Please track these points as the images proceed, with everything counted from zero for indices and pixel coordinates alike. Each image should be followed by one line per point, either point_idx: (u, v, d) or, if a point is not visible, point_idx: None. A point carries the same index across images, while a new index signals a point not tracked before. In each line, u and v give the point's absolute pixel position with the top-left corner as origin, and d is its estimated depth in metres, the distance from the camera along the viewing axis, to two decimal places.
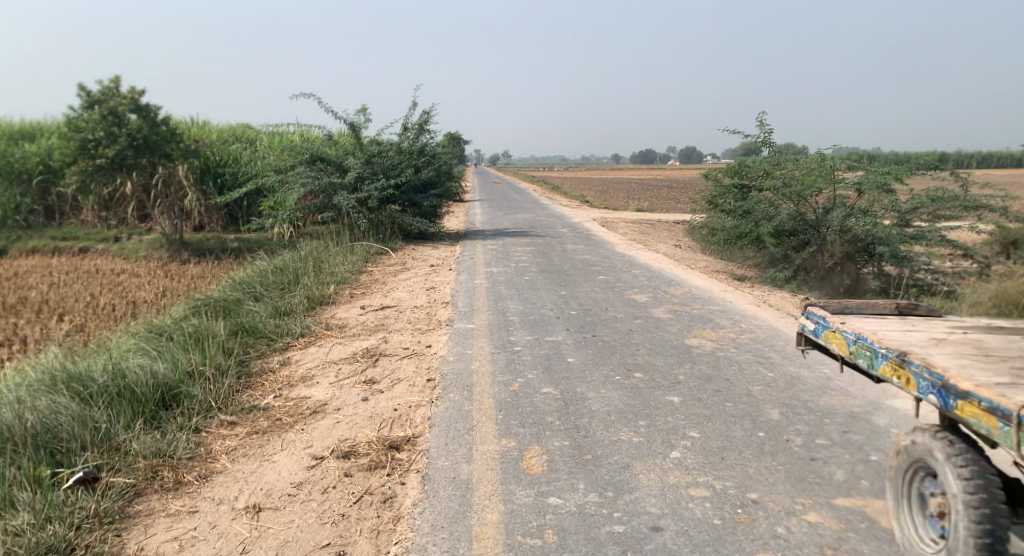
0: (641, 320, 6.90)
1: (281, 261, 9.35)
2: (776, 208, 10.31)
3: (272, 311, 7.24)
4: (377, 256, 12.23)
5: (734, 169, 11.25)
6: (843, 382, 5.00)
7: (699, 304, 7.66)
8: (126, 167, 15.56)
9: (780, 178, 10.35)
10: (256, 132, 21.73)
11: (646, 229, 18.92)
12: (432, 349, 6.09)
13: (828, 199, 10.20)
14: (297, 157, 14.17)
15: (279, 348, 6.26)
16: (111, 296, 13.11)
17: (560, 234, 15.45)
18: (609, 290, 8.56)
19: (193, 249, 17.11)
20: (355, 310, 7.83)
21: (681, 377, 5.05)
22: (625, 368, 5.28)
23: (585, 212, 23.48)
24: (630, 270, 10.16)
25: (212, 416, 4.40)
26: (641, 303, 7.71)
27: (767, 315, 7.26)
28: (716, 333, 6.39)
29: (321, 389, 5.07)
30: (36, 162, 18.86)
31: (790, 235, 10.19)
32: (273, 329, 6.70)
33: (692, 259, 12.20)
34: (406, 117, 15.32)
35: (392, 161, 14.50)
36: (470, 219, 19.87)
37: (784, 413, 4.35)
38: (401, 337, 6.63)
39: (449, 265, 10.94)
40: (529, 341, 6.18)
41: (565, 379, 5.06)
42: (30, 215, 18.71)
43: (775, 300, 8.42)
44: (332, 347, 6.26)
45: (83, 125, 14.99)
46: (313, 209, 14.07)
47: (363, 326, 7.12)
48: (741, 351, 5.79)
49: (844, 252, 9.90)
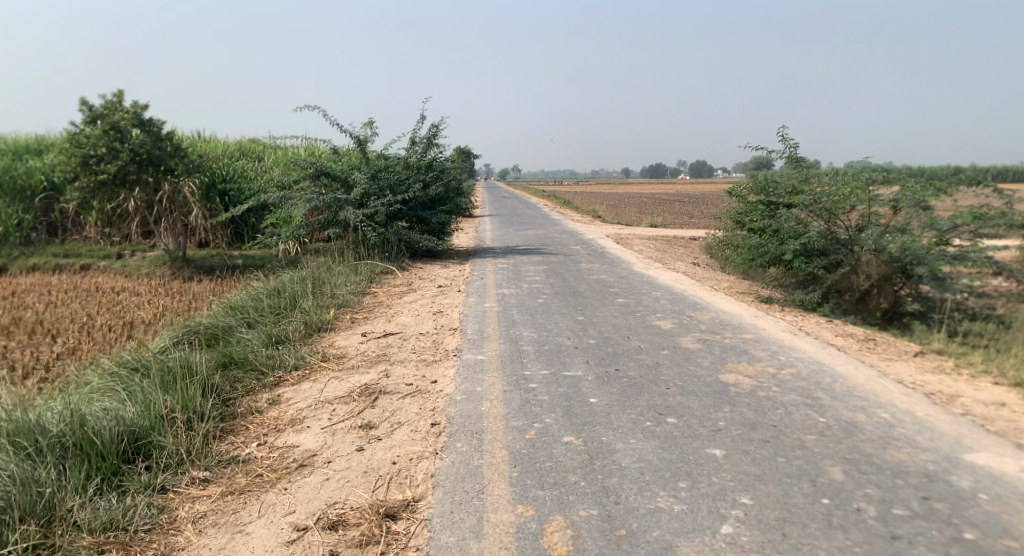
0: (668, 352, 6.25)
1: (279, 284, 8.80)
2: (806, 226, 9.78)
3: (265, 340, 6.69)
4: (382, 275, 11.67)
5: (760, 185, 10.57)
6: (909, 431, 4.33)
7: (730, 332, 7.01)
8: (128, 182, 15.13)
9: (810, 193, 9.85)
10: (264, 147, 21.36)
11: (663, 245, 18.30)
12: (437, 386, 5.47)
13: (861, 215, 9.66)
14: (302, 172, 13.67)
15: (269, 383, 5.68)
16: (109, 316, 12.63)
17: (573, 252, 14.88)
18: (629, 315, 7.94)
19: (197, 267, 16.65)
20: (355, 338, 7.24)
21: (721, 424, 4.43)
22: (656, 412, 4.64)
23: (597, 228, 22.88)
24: (651, 292, 9.53)
25: (183, 472, 3.83)
26: (666, 331, 7.07)
27: (806, 345, 6.58)
28: (754, 368, 5.73)
29: (310, 436, 4.47)
30: (39, 178, 18.61)
31: (821, 254, 9.71)
32: (264, 361, 6.13)
33: (714, 279, 11.56)
34: (414, 131, 14.80)
35: (399, 176, 13.96)
36: (479, 235, 19.33)
37: (847, 472, 3.70)
38: (403, 370, 6.03)
39: (457, 287, 10.35)
40: (546, 377, 5.56)
41: (588, 425, 4.42)
42: (32, 232, 18.34)
43: (811, 327, 7.76)
44: (327, 382, 5.68)
45: (86, 140, 14.58)
46: (318, 226, 13.40)
47: (364, 357, 6.52)
48: (785, 392, 5.14)
49: (880, 273, 9.12)
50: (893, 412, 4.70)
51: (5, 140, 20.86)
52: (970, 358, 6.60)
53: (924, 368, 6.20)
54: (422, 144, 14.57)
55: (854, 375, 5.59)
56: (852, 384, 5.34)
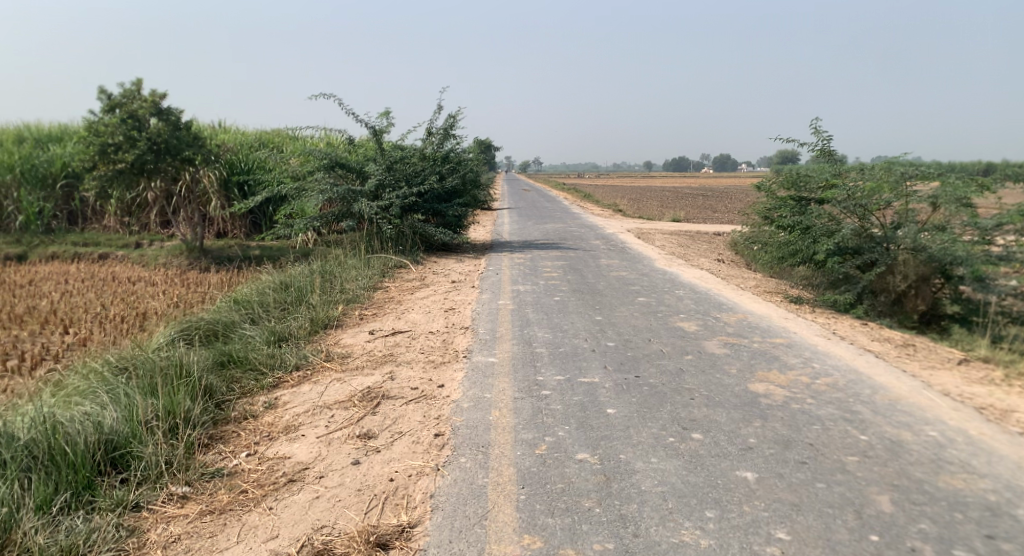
0: (692, 358, 5.82)
1: (288, 278, 8.53)
2: (839, 223, 9.23)
3: (267, 338, 6.41)
4: (395, 269, 11.36)
5: (791, 180, 9.99)
6: (962, 453, 3.85)
7: (759, 336, 6.57)
8: (146, 172, 15.00)
9: (843, 189, 9.25)
10: (282, 138, 21.20)
11: (685, 241, 17.77)
12: (444, 391, 5.12)
13: (897, 213, 9.03)
14: (316, 162, 13.38)
15: (268, 385, 5.39)
16: (122, 306, 12.50)
17: (593, 247, 14.45)
18: (651, 316, 7.52)
19: (213, 257, 16.52)
20: (362, 336, 6.92)
21: (752, 442, 4.02)
22: (680, 427, 4.24)
23: (618, 222, 22.41)
24: (674, 290, 9.10)
25: (160, 486, 3.54)
26: (690, 334, 6.64)
27: (841, 352, 6.10)
28: (787, 377, 5.29)
29: (304, 446, 4.15)
30: (60, 166, 18.58)
31: (854, 253, 9.16)
32: (264, 360, 5.84)
33: (740, 277, 11.07)
34: (430, 122, 14.48)
35: (414, 168, 13.64)
36: (496, 229, 18.93)
37: (898, 503, 3.26)
38: (409, 373, 5.69)
39: (472, 282, 10.01)
40: (560, 383, 5.18)
41: (604, 440, 4.04)
42: (53, 220, 18.36)
43: (846, 330, 7.28)
44: (328, 385, 5.35)
45: (103, 129, 14.45)
46: (332, 218, 13.18)
47: (369, 357, 6.20)
48: (821, 405, 4.69)
49: (918, 273, 8.56)
50: (944, 430, 4.23)
51: (28, 128, 20.92)
52: (1021, 367, 6.07)
53: (971, 378, 5.70)
54: (439, 135, 14.24)
55: (896, 386, 5.11)
56: (895, 396, 4.87)
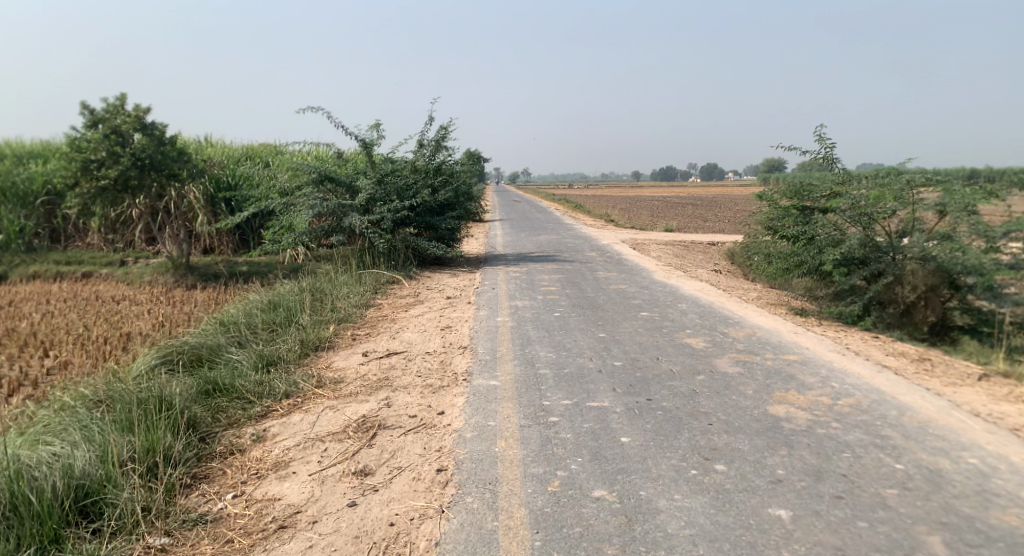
0: (704, 378, 5.53)
1: (276, 298, 8.18)
2: (844, 233, 8.99)
3: (256, 363, 6.07)
4: (388, 285, 11.03)
5: (794, 190, 9.55)
6: (1009, 483, 3.57)
7: (771, 353, 6.29)
8: (130, 188, 14.60)
9: (849, 198, 8.99)
10: (269, 151, 20.84)
11: (681, 251, 17.55)
12: (445, 418, 4.80)
13: (904, 221, 8.83)
14: (304, 177, 13.03)
15: (256, 415, 5.04)
16: (106, 327, 12.07)
17: (589, 259, 14.19)
18: (655, 332, 7.24)
19: (200, 274, 16.12)
20: (356, 358, 6.59)
21: (780, 474, 3.73)
22: (702, 458, 3.94)
23: (613, 233, 22.17)
24: (676, 304, 8.84)
25: (136, 537, 3.18)
26: (699, 351, 6.36)
27: (858, 369, 5.83)
28: (806, 398, 5.01)
29: (295, 485, 3.81)
30: (42, 183, 18.13)
31: (861, 263, 8.91)
32: (252, 388, 5.50)
33: (742, 289, 10.83)
34: (422, 134, 14.21)
35: (406, 181, 13.33)
36: (489, 241, 18.63)
37: (952, 544, 2.97)
38: (406, 398, 5.35)
39: (467, 298, 9.69)
40: (568, 408, 4.87)
41: (621, 474, 3.73)
42: (35, 239, 17.89)
43: (858, 345, 7.02)
44: (320, 414, 5.01)
45: (86, 145, 14.07)
46: (321, 233, 12.81)
47: (363, 382, 5.87)
48: (847, 429, 4.41)
49: (927, 284, 8.31)
50: (983, 457, 3.95)
51: (9, 145, 20.44)
52: None
53: (997, 395, 5.43)
54: (430, 146, 13.97)
55: (923, 407, 4.84)
56: (924, 418, 4.59)
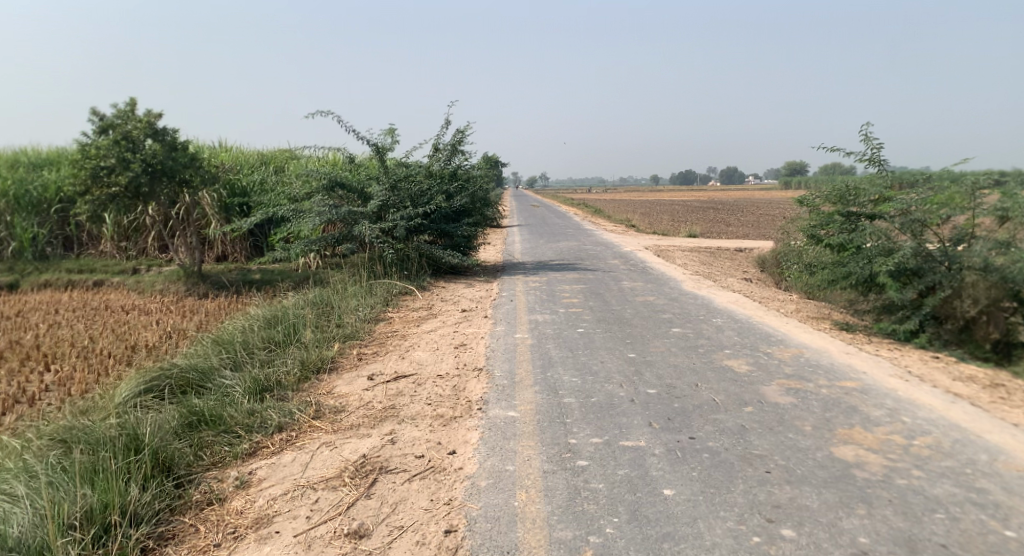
0: (753, 410, 4.83)
1: (279, 313, 7.65)
2: (894, 243, 8.07)
3: (249, 391, 5.53)
4: (400, 297, 10.45)
5: (838, 194, 8.68)
6: None
7: (824, 379, 5.57)
8: (142, 195, 14.21)
9: (900, 202, 8.11)
10: (284, 156, 20.42)
11: (707, 258, 16.77)
12: (456, 461, 4.17)
13: (958, 228, 8.00)
14: (314, 183, 12.50)
15: (243, 453, 4.46)
16: (112, 338, 11.62)
17: (612, 267, 13.50)
18: (691, 352, 6.56)
19: (212, 282, 15.71)
20: (361, 383, 5.99)
21: (866, 544, 3.03)
22: (764, 520, 3.26)
23: (634, 239, 21.42)
24: (711, 319, 8.14)
25: None
26: (744, 377, 5.66)
27: (928, 397, 5.08)
28: (875, 437, 4.29)
29: (276, 551, 3.20)
30: (56, 190, 17.88)
31: (914, 274, 8.01)
32: (241, 420, 4.93)
33: (779, 301, 10.09)
34: (437, 138, 13.63)
35: (420, 187, 12.75)
36: (506, 249, 17.99)
37: None
38: (414, 433, 4.74)
39: (484, 311, 9.06)
40: (598, 449, 4.21)
41: (668, 543, 3.07)
42: (48, 247, 17.63)
43: (920, 367, 6.26)
44: (316, 453, 4.41)
45: (96, 152, 13.67)
46: (330, 242, 12.28)
47: (368, 411, 5.27)
48: (933, 479, 3.67)
49: (990, 297, 7.46)
50: None
51: (25, 152, 20.29)
52: None
53: None
54: (445, 151, 13.38)
55: (1018, 448, 4.08)
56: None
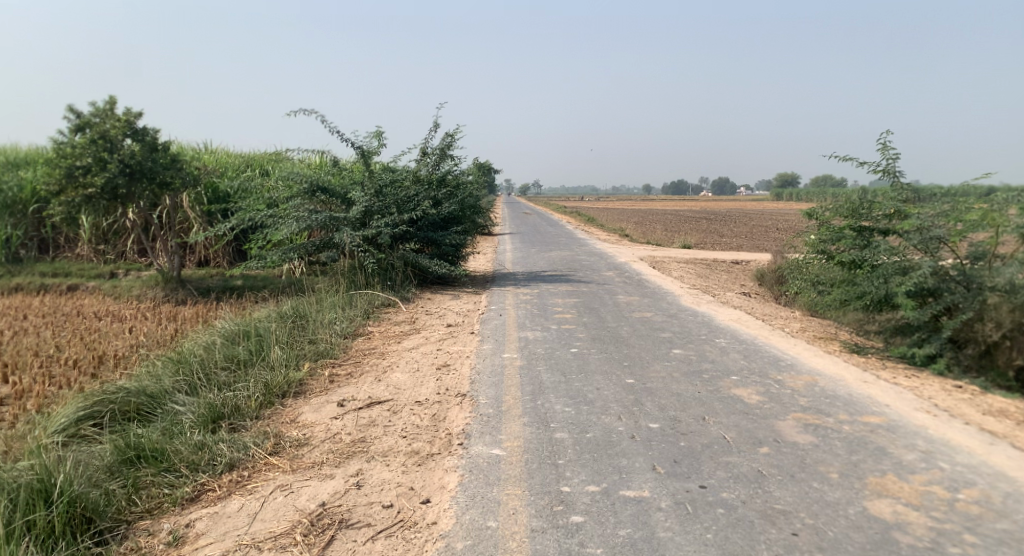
0: (770, 452, 4.26)
1: (246, 328, 7.03)
2: (909, 260, 7.64)
3: (201, 420, 4.91)
4: (382, 309, 9.85)
5: (851, 207, 8.18)
6: None
7: (844, 414, 5.01)
8: (119, 197, 13.50)
9: (917, 218, 7.65)
10: (269, 159, 19.78)
11: (703, 271, 16.27)
12: (429, 514, 3.55)
13: (976, 246, 7.54)
14: (295, 188, 11.89)
15: (184, 498, 3.85)
16: (79, 347, 10.90)
17: (606, 280, 12.96)
18: (696, 378, 5.99)
19: (192, 288, 15.04)
20: (330, 409, 5.38)
21: None
22: None
23: (629, 249, 20.90)
24: (715, 340, 7.60)
25: None
26: (755, 410, 5.10)
27: (964, 438, 4.52)
28: (913, 488, 3.72)
29: None
30: (32, 191, 17.13)
31: (930, 294, 7.52)
32: (186, 457, 4.30)
33: (782, 319, 9.57)
34: (425, 142, 13.07)
35: (407, 193, 12.15)
36: (497, 258, 17.42)
37: None
38: (384, 475, 4.12)
39: (471, 327, 8.48)
40: (596, 500, 3.62)
41: None
42: (22, 249, 16.88)
43: (944, 398, 5.72)
44: (267, 499, 3.80)
45: (71, 151, 12.95)
46: (310, 249, 11.65)
47: (334, 445, 4.66)
48: (991, 546, 3.09)
49: (1015, 321, 6.89)
50: None
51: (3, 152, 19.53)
52: None
53: None
54: (434, 155, 12.81)
55: None
56: None
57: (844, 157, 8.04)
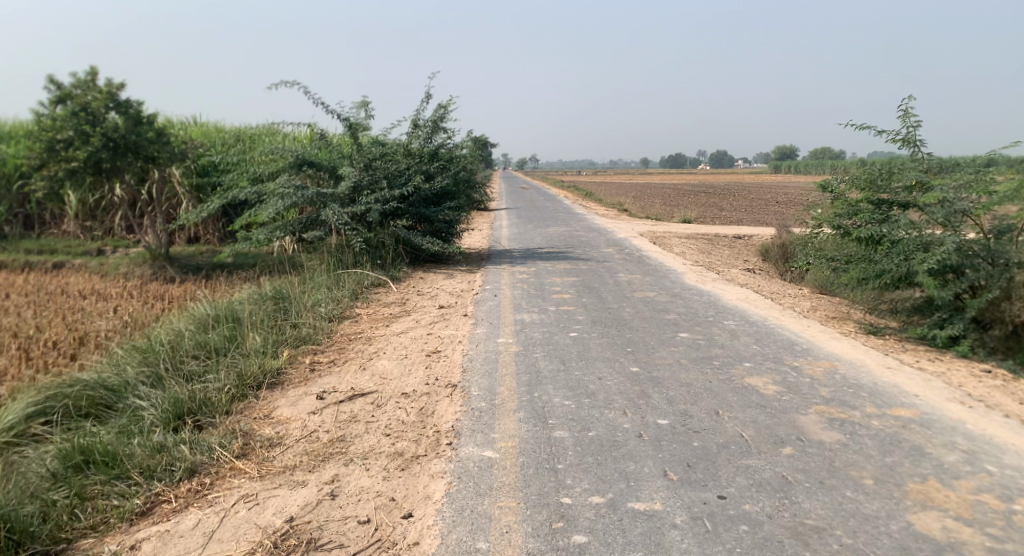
0: (794, 454, 3.81)
1: (222, 311, 6.53)
2: (930, 236, 7.12)
3: (163, 418, 4.44)
4: (373, 289, 9.37)
5: (869, 178, 7.66)
6: None
7: (871, 407, 4.56)
8: (103, 171, 12.85)
9: (940, 190, 7.13)
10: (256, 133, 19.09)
11: (706, 246, 15.79)
12: (413, 534, 3.09)
13: (1000, 220, 7.09)
14: (280, 162, 11.29)
15: (133, 513, 3.40)
16: (61, 327, 10.38)
17: (606, 256, 12.48)
18: (706, 366, 5.53)
19: (180, 266, 14.51)
20: (309, 403, 4.91)
21: None
22: None
23: (628, 224, 20.38)
24: (723, 321, 7.14)
25: None
26: (774, 403, 4.64)
27: (1008, 435, 4.07)
28: (961, 498, 3.28)
29: None
30: (14, 165, 16.41)
31: (953, 272, 7.04)
32: (140, 462, 3.83)
33: (793, 298, 9.09)
34: (417, 113, 12.47)
35: (397, 166, 11.57)
36: (494, 234, 16.89)
37: None
38: (363, 483, 3.66)
39: (464, 308, 8.00)
40: (601, 516, 3.17)
41: None
42: (5, 226, 16.25)
43: (974, 385, 5.28)
44: (227, 514, 3.34)
45: (51, 123, 12.26)
46: (297, 226, 11.09)
47: (309, 445, 4.19)
48: None
49: None
50: None
51: None
52: None
53: None
54: (426, 127, 12.22)
55: None
56: None
57: (860, 128, 7.65)
